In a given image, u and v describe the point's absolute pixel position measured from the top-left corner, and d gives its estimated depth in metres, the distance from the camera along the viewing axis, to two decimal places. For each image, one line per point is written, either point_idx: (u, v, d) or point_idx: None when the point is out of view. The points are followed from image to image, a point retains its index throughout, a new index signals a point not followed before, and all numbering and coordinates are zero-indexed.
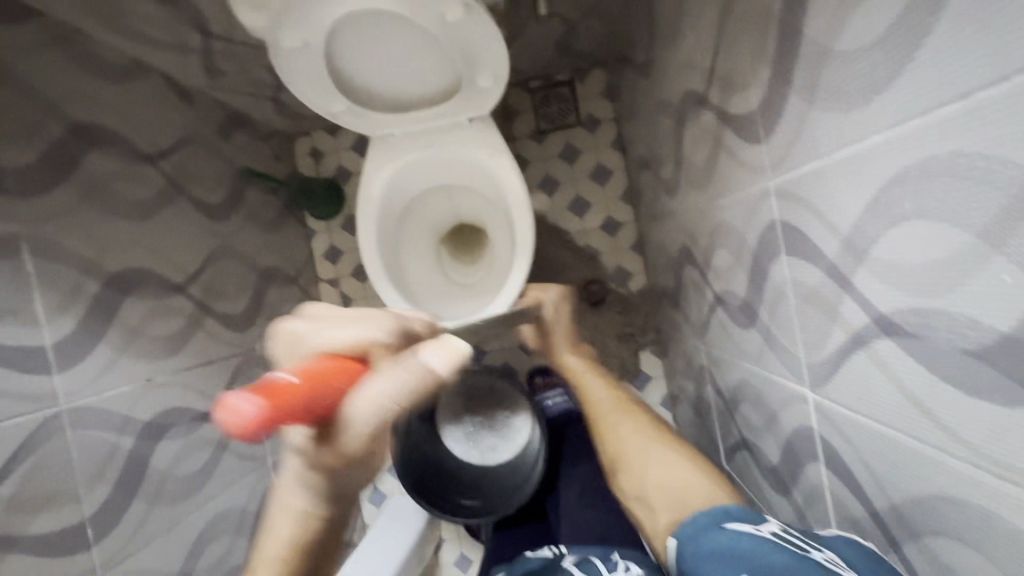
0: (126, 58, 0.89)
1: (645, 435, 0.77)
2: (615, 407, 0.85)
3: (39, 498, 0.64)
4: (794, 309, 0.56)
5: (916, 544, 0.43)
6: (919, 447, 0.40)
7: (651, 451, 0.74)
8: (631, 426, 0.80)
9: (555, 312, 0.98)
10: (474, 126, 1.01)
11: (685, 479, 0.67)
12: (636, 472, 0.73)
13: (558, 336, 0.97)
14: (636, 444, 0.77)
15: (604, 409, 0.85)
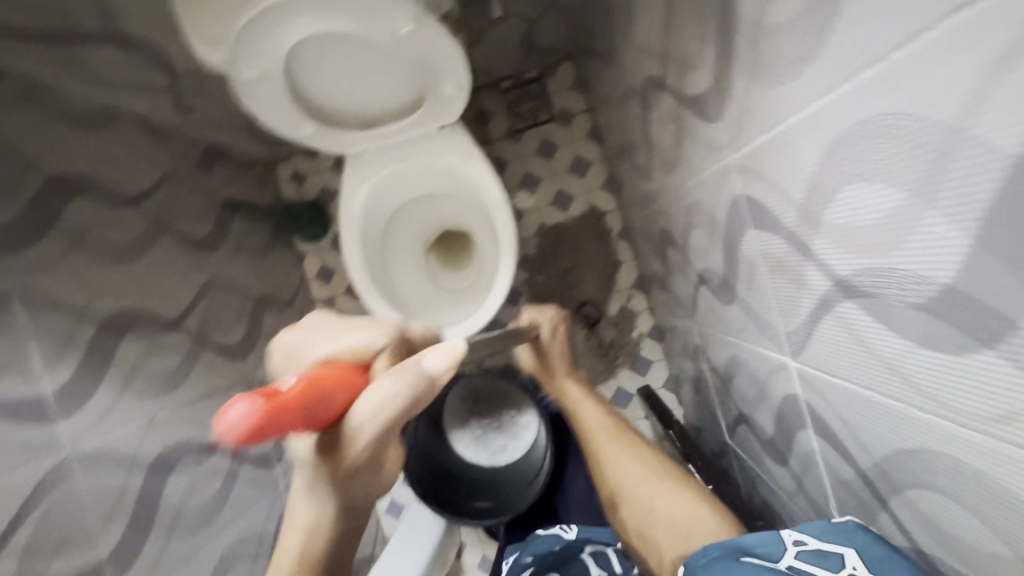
0: (98, 105, 0.90)
1: (643, 465, 0.78)
2: (611, 434, 0.84)
3: (55, 543, 0.66)
4: (766, 281, 0.57)
5: (901, 499, 0.43)
6: (889, 403, 0.40)
7: (653, 485, 0.74)
8: (628, 455, 0.80)
9: (553, 333, 0.93)
10: (446, 133, 1.01)
11: (687, 514, 0.68)
12: (639, 506, 0.73)
13: (556, 361, 0.94)
14: (636, 476, 0.76)
15: (601, 437, 0.83)
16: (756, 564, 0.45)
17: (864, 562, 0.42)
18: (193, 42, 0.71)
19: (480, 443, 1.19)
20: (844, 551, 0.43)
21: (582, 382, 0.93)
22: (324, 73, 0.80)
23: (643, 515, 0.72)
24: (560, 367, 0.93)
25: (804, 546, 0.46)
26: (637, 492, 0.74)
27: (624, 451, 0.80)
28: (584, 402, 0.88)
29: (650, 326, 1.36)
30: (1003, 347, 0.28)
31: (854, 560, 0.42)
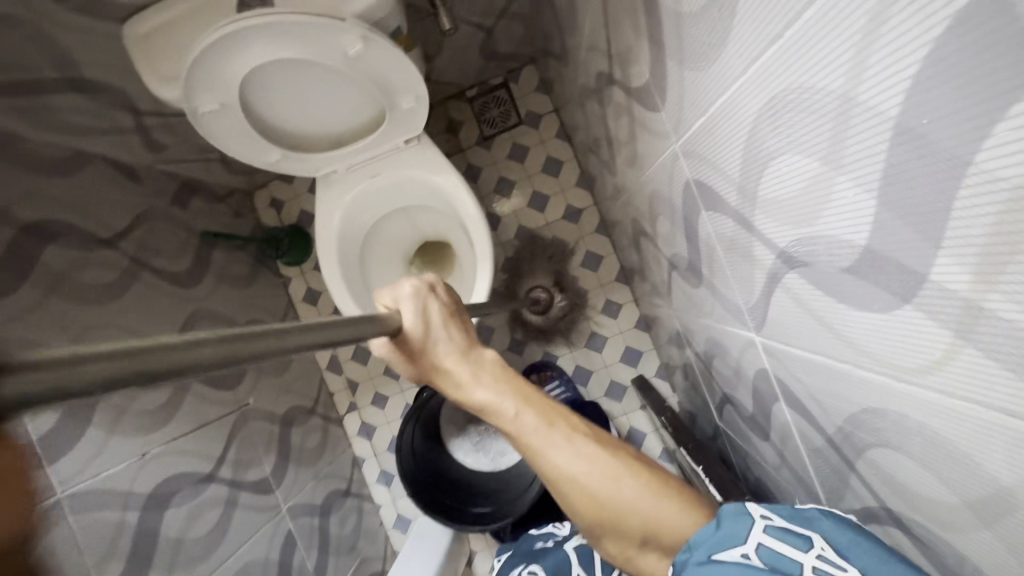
0: (67, 150, 0.92)
1: (601, 458, 0.55)
2: (549, 433, 0.55)
3: None
4: (724, 260, 0.58)
5: (863, 461, 0.44)
6: (840, 367, 0.41)
7: (635, 503, 0.53)
8: (581, 460, 0.54)
9: (425, 321, 0.57)
10: (412, 147, 1.03)
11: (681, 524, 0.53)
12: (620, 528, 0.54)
13: (442, 363, 0.57)
14: (594, 479, 0.54)
15: (541, 446, 0.55)
16: (737, 562, 0.43)
17: (830, 543, 0.43)
18: (149, 80, 0.72)
19: (479, 449, 1.23)
20: (811, 535, 0.45)
21: (487, 367, 0.58)
22: (283, 102, 0.82)
23: (632, 538, 0.54)
24: (458, 366, 0.57)
25: (772, 520, 0.46)
26: (612, 509, 0.53)
27: (565, 446, 0.55)
28: (511, 410, 0.55)
29: (637, 318, 1.37)
30: (917, 300, 0.29)
31: (820, 542, 0.44)
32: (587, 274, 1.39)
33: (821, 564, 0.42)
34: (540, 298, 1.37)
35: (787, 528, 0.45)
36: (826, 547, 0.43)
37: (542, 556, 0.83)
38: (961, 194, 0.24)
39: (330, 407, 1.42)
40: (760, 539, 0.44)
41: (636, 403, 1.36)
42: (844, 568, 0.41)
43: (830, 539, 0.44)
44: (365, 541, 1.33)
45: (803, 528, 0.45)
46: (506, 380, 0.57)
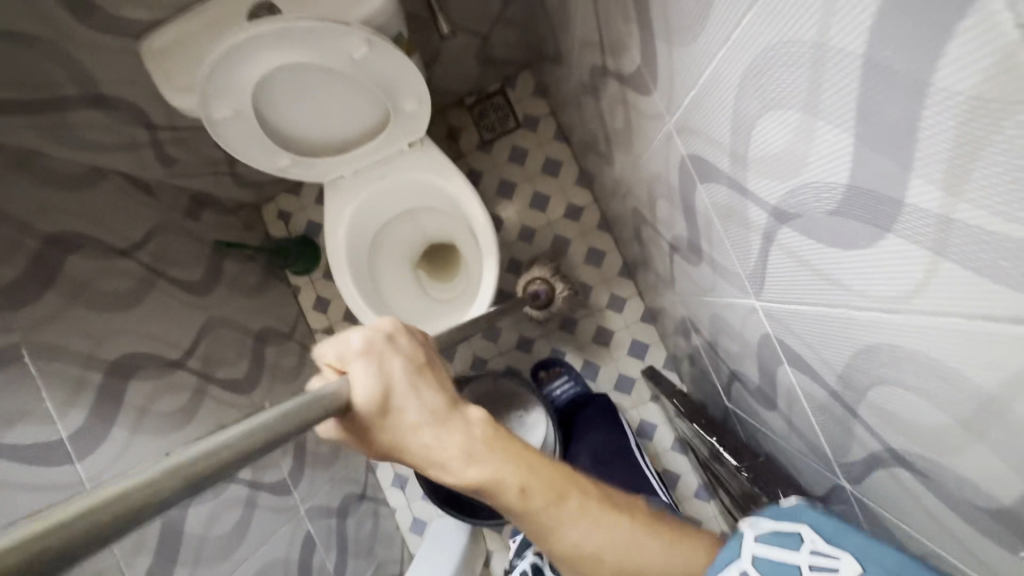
0: (86, 167, 0.96)
1: (601, 520, 0.60)
2: (560, 507, 0.58)
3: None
4: (721, 229, 0.60)
5: (864, 405, 0.46)
6: (837, 313, 0.43)
7: (629, 554, 0.60)
8: (585, 521, 0.59)
9: (387, 390, 0.52)
10: (416, 150, 1.05)
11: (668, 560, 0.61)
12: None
13: (426, 444, 0.53)
14: (600, 544, 0.59)
15: (554, 522, 0.58)
16: None
17: (819, 534, 0.49)
18: (165, 91, 0.76)
19: None
20: (799, 529, 0.51)
21: (479, 443, 0.56)
22: (292, 107, 0.86)
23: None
24: (450, 444, 0.54)
25: (761, 528, 0.52)
26: (613, 559, 0.60)
27: (571, 514, 0.59)
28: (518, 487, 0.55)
29: (641, 310, 1.39)
30: (898, 227, 0.32)
31: (810, 536, 0.49)
32: (591, 270, 1.41)
33: (814, 559, 0.48)
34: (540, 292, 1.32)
35: (774, 532, 0.51)
36: (816, 539, 0.49)
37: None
38: (925, 115, 0.26)
39: None
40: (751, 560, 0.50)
41: (646, 395, 1.38)
42: (837, 558, 0.46)
43: (818, 528, 0.49)
44: (382, 543, 1.34)
45: (789, 525, 0.51)
46: (507, 455, 0.56)
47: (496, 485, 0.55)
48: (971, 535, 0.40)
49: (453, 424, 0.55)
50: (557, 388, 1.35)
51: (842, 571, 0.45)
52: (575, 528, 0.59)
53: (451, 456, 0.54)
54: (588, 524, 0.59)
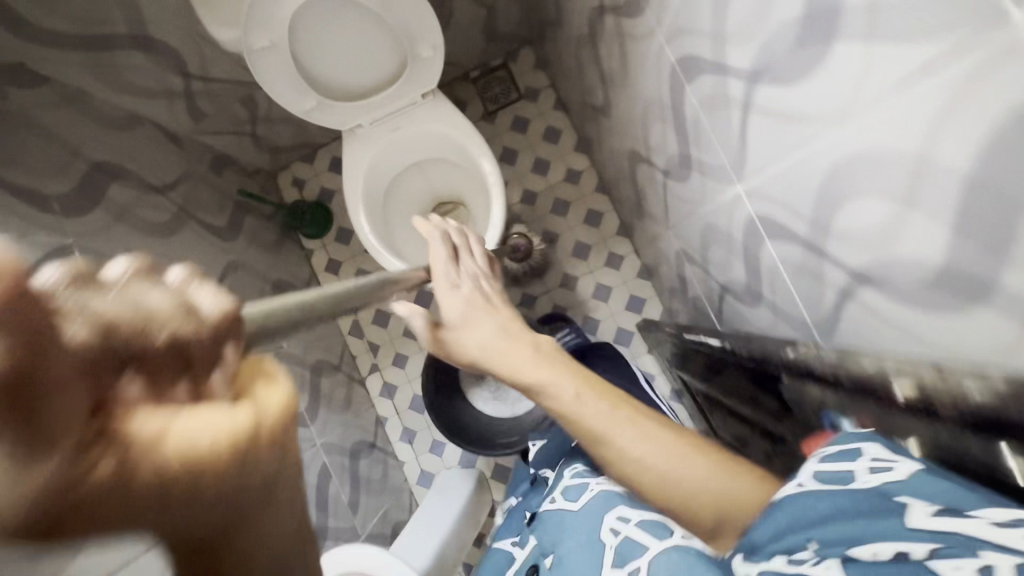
0: (125, 111, 1.04)
1: (654, 436, 0.65)
2: (614, 418, 0.66)
3: None
4: (707, 124, 0.69)
5: (829, 239, 0.54)
6: (803, 153, 0.51)
7: (683, 472, 0.62)
8: (636, 435, 0.64)
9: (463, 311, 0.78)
10: (429, 102, 1.14)
11: (737, 495, 0.60)
12: (673, 496, 0.61)
13: (494, 347, 0.74)
14: (649, 455, 0.63)
15: (606, 430, 0.65)
16: (788, 496, 0.46)
17: (884, 450, 0.45)
18: (209, 26, 0.85)
19: (497, 398, 1.39)
20: (863, 445, 0.46)
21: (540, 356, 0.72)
22: (322, 53, 0.98)
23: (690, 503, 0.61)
24: (512, 351, 0.73)
25: (825, 451, 0.48)
26: (664, 472, 0.62)
27: (624, 427, 0.65)
28: (570, 390, 0.67)
29: (638, 267, 1.48)
30: (845, 31, 0.40)
31: (872, 450, 0.45)
32: (590, 231, 1.50)
33: (873, 469, 0.43)
34: (519, 246, 1.40)
35: (841, 449, 0.47)
36: (877, 452, 0.45)
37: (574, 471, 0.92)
38: None
39: (353, 368, 1.50)
40: (811, 473, 0.47)
41: (643, 347, 1.46)
42: (894, 465, 0.42)
43: (880, 446, 0.45)
44: (390, 492, 1.39)
45: (849, 444, 0.47)
46: (562, 367, 0.70)
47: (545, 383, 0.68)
48: (904, 321, 0.48)
49: (520, 342, 0.74)
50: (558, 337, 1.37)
51: (899, 475, 0.41)
52: (627, 439, 0.64)
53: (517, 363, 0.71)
54: (639, 436, 0.65)
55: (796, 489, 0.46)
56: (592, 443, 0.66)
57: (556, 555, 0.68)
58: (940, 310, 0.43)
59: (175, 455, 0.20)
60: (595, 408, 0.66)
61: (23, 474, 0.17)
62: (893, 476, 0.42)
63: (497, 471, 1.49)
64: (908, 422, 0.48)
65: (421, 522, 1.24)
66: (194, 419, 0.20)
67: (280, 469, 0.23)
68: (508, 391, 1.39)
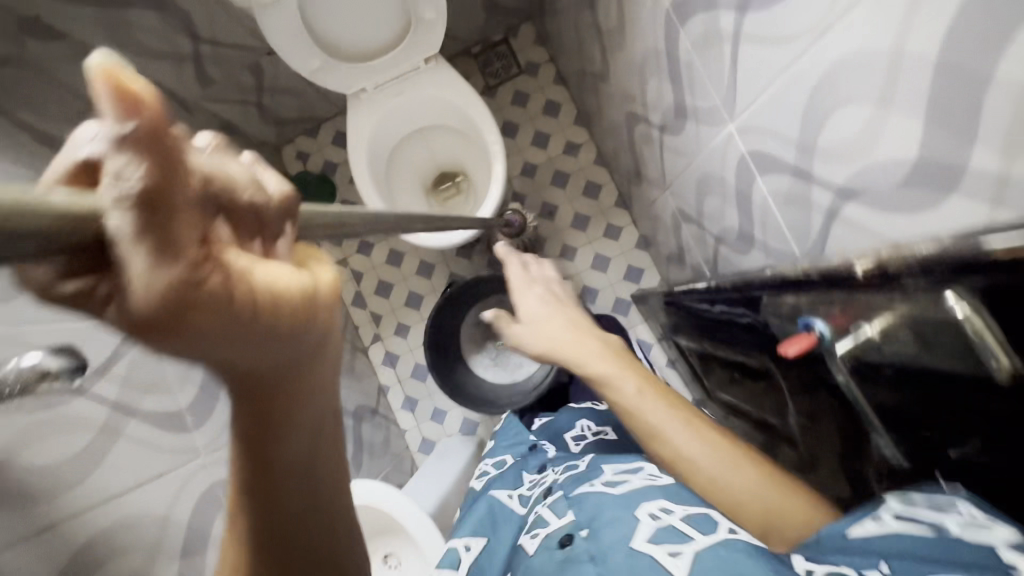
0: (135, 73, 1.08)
1: (709, 442, 0.77)
2: (669, 416, 0.80)
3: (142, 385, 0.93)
4: (699, 66, 0.71)
5: (817, 160, 0.56)
6: (788, 74, 0.54)
7: (736, 476, 0.72)
8: (693, 438, 0.77)
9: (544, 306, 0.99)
10: (430, 67, 1.17)
11: (783, 507, 0.68)
12: (716, 494, 0.71)
13: (556, 333, 0.95)
14: (701, 456, 0.75)
15: (660, 425, 0.79)
16: (874, 532, 0.52)
17: (979, 508, 0.49)
18: None
19: (498, 363, 1.44)
20: (958, 502, 0.50)
21: (607, 353, 0.91)
22: (330, 15, 1.08)
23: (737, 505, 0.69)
24: (581, 344, 0.93)
25: (913, 503, 0.53)
26: (716, 474, 0.72)
27: (683, 428, 0.78)
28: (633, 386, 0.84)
29: (636, 238, 1.50)
30: None
31: (968, 507, 0.49)
32: (589, 203, 1.53)
33: (965, 523, 0.48)
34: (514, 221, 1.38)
35: (930, 508, 0.51)
36: (973, 510, 0.49)
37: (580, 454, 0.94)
38: None
39: (355, 336, 1.53)
40: (896, 514, 0.53)
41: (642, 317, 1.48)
42: (993, 525, 0.46)
43: (977, 505, 0.49)
44: (392, 456, 1.42)
45: (943, 504, 0.51)
46: (630, 369, 0.87)
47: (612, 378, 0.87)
48: (887, 229, 0.50)
49: (590, 339, 0.93)
50: None
51: (996, 535, 0.46)
52: (684, 440, 0.77)
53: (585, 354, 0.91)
54: (697, 439, 0.77)
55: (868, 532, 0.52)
56: (647, 433, 0.80)
57: (592, 525, 0.65)
58: (925, 208, 0.44)
59: (264, 285, 0.31)
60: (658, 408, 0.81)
61: (158, 265, 0.25)
62: (987, 533, 0.46)
63: None
64: (874, 302, 0.51)
65: (420, 483, 1.27)
66: (272, 271, 0.32)
67: (321, 334, 0.36)
68: (507, 358, 1.45)
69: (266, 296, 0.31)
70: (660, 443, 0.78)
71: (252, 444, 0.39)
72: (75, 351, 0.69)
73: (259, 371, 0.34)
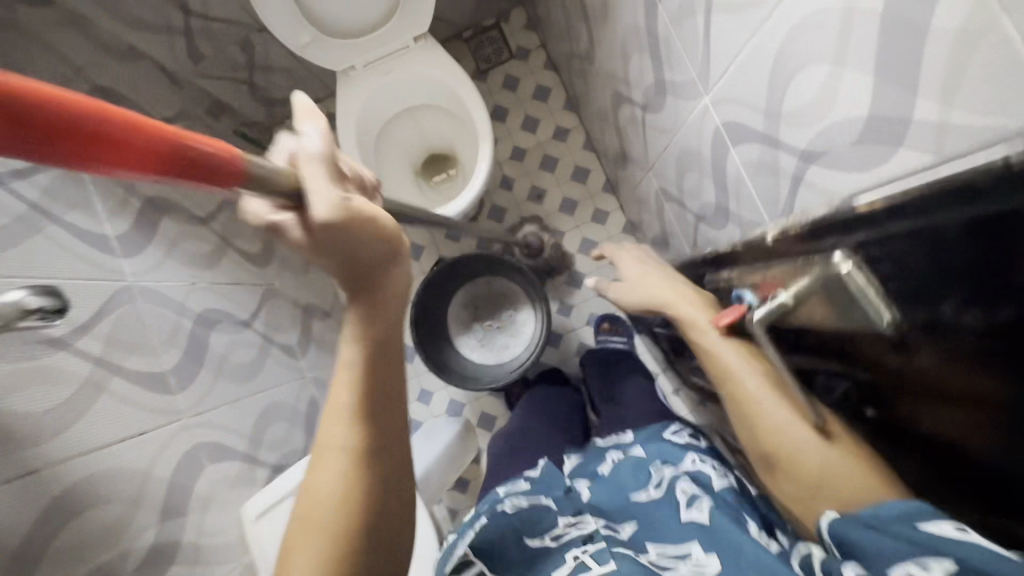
0: (125, 44, 1.16)
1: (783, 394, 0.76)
2: (739, 362, 0.80)
3: (130, 344, 0.97)
4: (673, 37, 0.74)
5: (783, 124, 0.58)
6: (755, 41, 0.57)
7: (799, 437, 0.72)
8: (763, 388, 0.77)
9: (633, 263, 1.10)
10: (420, 45, 1.20)
11: (840, 471, 0.67)
12: (778, 452, 0.75)
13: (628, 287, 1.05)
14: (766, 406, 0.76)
15: (725, 368, 0.81)
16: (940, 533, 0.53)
17: None
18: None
19: (484, 344, 1.47)
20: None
21: (685, 292, 0.94)
22: None
23: (800, 470, 0.72)
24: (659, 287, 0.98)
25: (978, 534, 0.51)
26: (779, 434, 0.74)
27: (752, 374, 0.79)
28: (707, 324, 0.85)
29: (623, 223, 1.52)
30: None
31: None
32: (577, 188, 1.55)
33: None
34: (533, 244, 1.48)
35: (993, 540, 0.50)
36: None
37: (626, 510, 0.88)
38: None
39: None
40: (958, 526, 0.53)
41: None
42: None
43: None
44: None
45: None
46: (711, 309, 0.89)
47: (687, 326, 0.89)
48: (839, 189, 0.53)
49: (669, 282, 0.98)
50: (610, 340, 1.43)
51: None
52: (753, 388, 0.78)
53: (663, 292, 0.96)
54: (768, 390, 0.77)
55: (938, 530, 0.54)
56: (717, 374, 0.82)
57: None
58: (872, 165, 0.48)
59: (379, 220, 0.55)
60: (730, 352, 0.81)
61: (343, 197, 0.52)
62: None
63: (482, 421, 1.53)
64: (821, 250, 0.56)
65: None
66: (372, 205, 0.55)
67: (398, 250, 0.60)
68: (495, 340, 1.47)
69: (366, 216, 0.53)
70: (731, 387, 0.80)
71: (379, 335, 0.62)
72: (58, 293, 0.74)
73: (364, 263, 0.57)
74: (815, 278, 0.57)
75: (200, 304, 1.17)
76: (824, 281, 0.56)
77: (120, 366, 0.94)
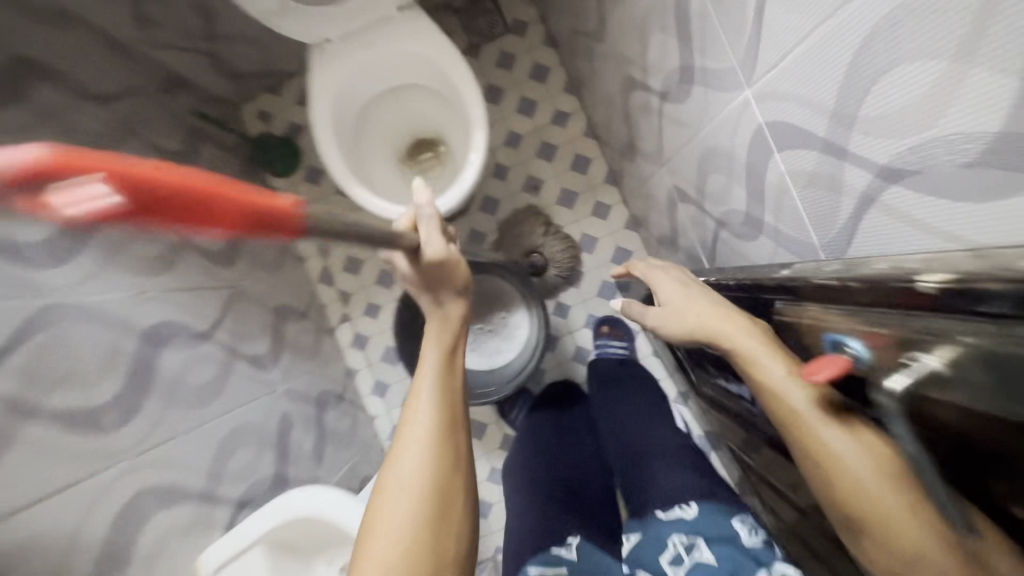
0: (55, 7, 0.97)
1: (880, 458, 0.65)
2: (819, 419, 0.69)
3: (52, 377, 0.82)
4: None
5: (856, 131, 0.56)
6: (835, 32, 0.53)
7: (898, 508, 0.63)
8: (857, 449, 0.66)
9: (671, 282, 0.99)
10: (406, 16, 1.06)
11: (924, 545, 0.61)
12: (878, 524, 0.64)
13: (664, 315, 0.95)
14: (862, 473, 0.65)
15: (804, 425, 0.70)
16: None
17: None
18: None
19: (474, 348, 1.36)
20: None
21: (739, 322, 0.83)
22: None
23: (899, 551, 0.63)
24: (709, 315, 0.87)
25: None
26: (877, 505, 0.64)
27: (841, 434, 0.68)
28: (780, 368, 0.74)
29: (626, 218, 1.41)
30: None
31: None
32: (578, 179, 1.43)
33: None
34: (537, 262, 1.38)
35: None
36: None
37: None
38: None
39: None
40: None
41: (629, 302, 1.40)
42: None
43: None
44: None
45: None
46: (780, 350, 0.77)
47: (758, 364, 0.77)
48: (935, 220, 0.50)
49: (717, 310, 0.87)
50: (610, 347, 1.36)
51: None
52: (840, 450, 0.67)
53: (713, 320, 0.86)
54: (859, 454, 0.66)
55: None
56: (795, 430, 0.71)
57: None
58: (962, 199, 0.47)
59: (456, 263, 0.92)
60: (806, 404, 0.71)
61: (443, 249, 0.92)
62: None
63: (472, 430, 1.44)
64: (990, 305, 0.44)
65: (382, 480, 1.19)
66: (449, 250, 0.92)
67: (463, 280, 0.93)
68: (485, 343, 1.36)
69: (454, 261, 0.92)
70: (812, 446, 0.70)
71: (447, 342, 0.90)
72: None
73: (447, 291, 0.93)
74: (975, 351, 0.46)
75: (150, 314, 1.03)
76: (996, 356, 0.44)
77: (35, 411, 0.78)
